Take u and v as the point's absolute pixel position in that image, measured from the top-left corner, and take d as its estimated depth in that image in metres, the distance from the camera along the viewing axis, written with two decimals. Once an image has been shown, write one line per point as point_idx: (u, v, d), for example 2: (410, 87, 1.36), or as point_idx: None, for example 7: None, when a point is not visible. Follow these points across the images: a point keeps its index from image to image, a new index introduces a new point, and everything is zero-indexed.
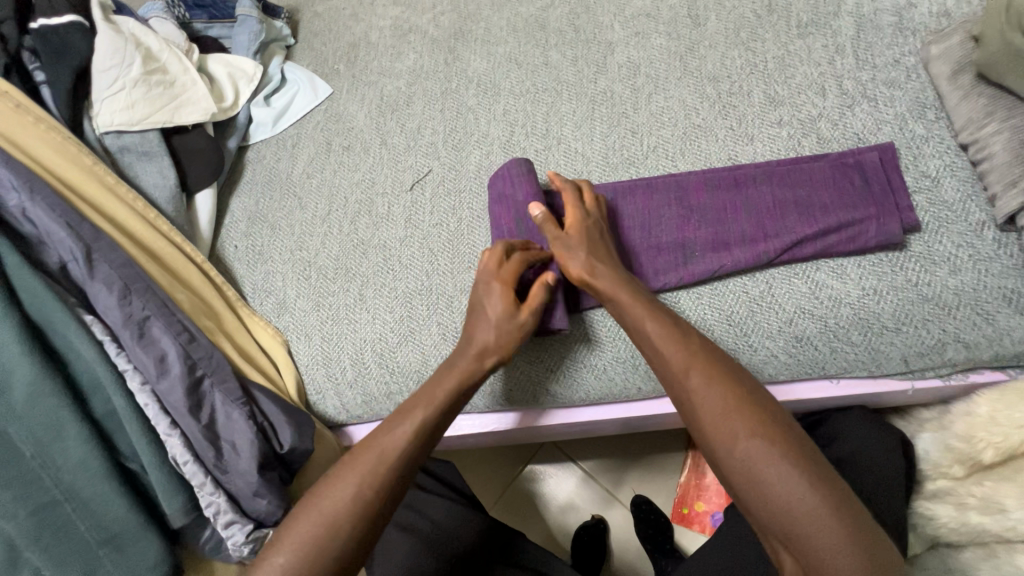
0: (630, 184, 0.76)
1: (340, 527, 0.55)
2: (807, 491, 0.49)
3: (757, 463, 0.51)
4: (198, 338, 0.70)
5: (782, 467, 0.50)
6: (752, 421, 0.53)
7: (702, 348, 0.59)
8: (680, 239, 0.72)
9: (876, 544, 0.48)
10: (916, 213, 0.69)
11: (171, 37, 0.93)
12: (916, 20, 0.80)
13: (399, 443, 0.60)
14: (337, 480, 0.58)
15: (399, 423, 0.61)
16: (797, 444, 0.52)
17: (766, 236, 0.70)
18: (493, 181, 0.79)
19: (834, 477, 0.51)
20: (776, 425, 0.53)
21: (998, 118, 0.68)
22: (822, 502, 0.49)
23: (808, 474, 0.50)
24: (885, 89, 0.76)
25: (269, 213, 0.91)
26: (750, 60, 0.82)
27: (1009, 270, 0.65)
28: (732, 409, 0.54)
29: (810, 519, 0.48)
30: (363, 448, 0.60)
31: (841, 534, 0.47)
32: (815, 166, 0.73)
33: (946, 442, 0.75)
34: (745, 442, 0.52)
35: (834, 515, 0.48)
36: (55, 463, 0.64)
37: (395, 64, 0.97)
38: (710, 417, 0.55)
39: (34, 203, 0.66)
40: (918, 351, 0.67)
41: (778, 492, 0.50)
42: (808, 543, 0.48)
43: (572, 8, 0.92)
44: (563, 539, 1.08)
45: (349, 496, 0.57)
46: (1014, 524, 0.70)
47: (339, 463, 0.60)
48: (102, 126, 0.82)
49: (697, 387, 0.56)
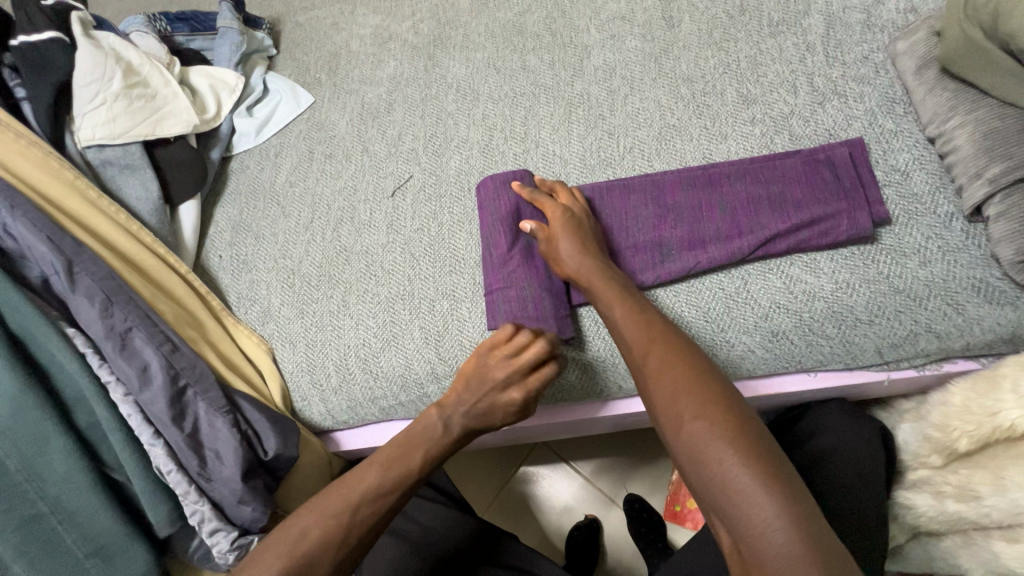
0: (608, 185, 0.77)
1: (317, 562, 0.58)
2: (741, 471, 0.48)
3: (700, 442, 0.51)
4: (180, 348, 0.71)
5: (720, 447, 0.49)
6: (698, 403, 0.53)
7: (668, 335, 0.60)
8: (656, 240, 0.73)
9: (819, 531, 0.45)
10: (886, 206, 0.70)
11: (152, 50, 0.94)
12: (883, 17, 0.81)
13: (357, 505, 0.62)
14: (310, 518, 0.61)
15: (361, 481, 0.63)
16: (742, 425, 0.51)
17: (741, 232, 0.71)
18: (494, 180, 0.79)
19: (782, 463, 0.49)
20: (721, 406, 0.52)
21: (962, 111, 0.69)
22: (757, 482, 0.47)
23: (749, 455, 0.49)
24: (855, 86, 0.78)
25: (252, 222, 0.92)
26: (723, 60, 0.83)
27: (978, 260, 0.67)
28: (680, 391, 0.54)
29: (744, 498, 0.47)
30: (321, 507, 0.62)
31: (777, 514, 0.45)
32: (788, 163, 0.73)
33: (924, 432, 0.76)
34: (689, 421, 0.52)
35: (770, 495, 0.46)
36: (39, 476, 0.64)
37: (375, 72, 0.98)
38: (662, 397, 0.56)
39: (14, 218, 0.67)
40: (891, 342, 0.68)
41: (714, 471, 0.49)
42: (743, 523, 0.46)
43: (549, 13, 0.93)
44: (557, 540, 1.08)
45: (321, 535, 0.59)
46: (989, 511, 0.71)
47: (320, 494, 0.63)
48: (83, 140, 0.83)
49: (654, 370, 0.58)
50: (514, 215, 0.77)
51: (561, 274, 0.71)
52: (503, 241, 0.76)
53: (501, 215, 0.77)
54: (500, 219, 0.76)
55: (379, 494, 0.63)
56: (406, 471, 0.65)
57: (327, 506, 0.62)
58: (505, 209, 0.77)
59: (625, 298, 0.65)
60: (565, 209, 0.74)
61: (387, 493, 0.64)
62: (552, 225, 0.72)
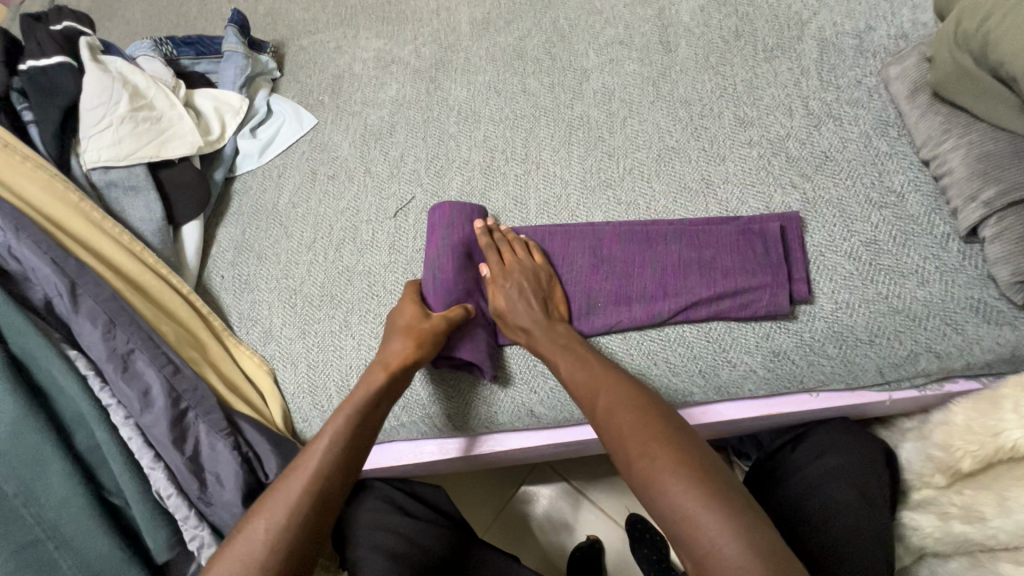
0: (548, 231, 0.79)
1: (285, 525, 0.57)
2: (686, 495, 0.52)
3: (649, 475, 0.55)
4: (182, 369, 0.71)
5: (667, 476, 0.54)
6: (643, 439, 0.58)
7: (610, 377, 0.65)
8: (587, 294, 0.74)
9: (765, 543, 0.48)
10: (809, 285, 0.70)
11: (158, 74, 0.95)
12: (876, 43, 0.83)
13: (265, 535, 0.56)
14: (276, 489, 0.60)
15: (256, 520, 0.57)
16: (687, 453, 0.56)
17: (666, 293, 0.72)
18: (453, 208, 0.78)
19: (726, 484, 0.53)
20: (664, 438, 0.57)
21: (955, 135, 0.71)
22: (701, 504, 0.51)
23: (691, 478, 0.53)
24: (850, 109, 0.79)
25: (254, 242, 0.92)
26: (720, 83, 0.84)
27: (975, 280, 0.68)
28: (627, 431, 0.59)
29: (694, 521, 0.51)
30: (227, 555, 0.56)
31: (724, 532, 0.49)
32: (724, 230, 0.74)
33: (927, 451, 0.76)
34: (637, 458, 0.57)
35: (715, 514, 0.50)
36: (37, 501, 0.64)
37: (378, 94, 0.99)
38: (613, 436, 0.60)
39: (19, 240, 0.68)
40: (892, 362, 0.69)
41: (665, 500, 0.53)
42: (696, 544, 0.50)
43: (549, 37, 0.95)
44: (559, 560, 1.07)
45: (285, 501, 0.59)
46: (995, 533, 0.68)
47: (281, 475, 0.62)
48: (89, 162, 0.84)
49: (602, 411, 0.62)
50: (463, 248, 0.77)
51: (506, 329, 0.74)
52: (453, 272, 0.75)
53: (452, 243, 0.76)
54: (451, 247, 0.76)
55: (283, 522, 0.57)
56: (305, 483, 0.60)
57: (233, 557, 0.55)
58: (456, 239, 0.77)
59: (568, 350, 0.68)
60: (503, 259, 0.76)
61: (330, 471, 0.62)
62: (493, 275, 0.75)
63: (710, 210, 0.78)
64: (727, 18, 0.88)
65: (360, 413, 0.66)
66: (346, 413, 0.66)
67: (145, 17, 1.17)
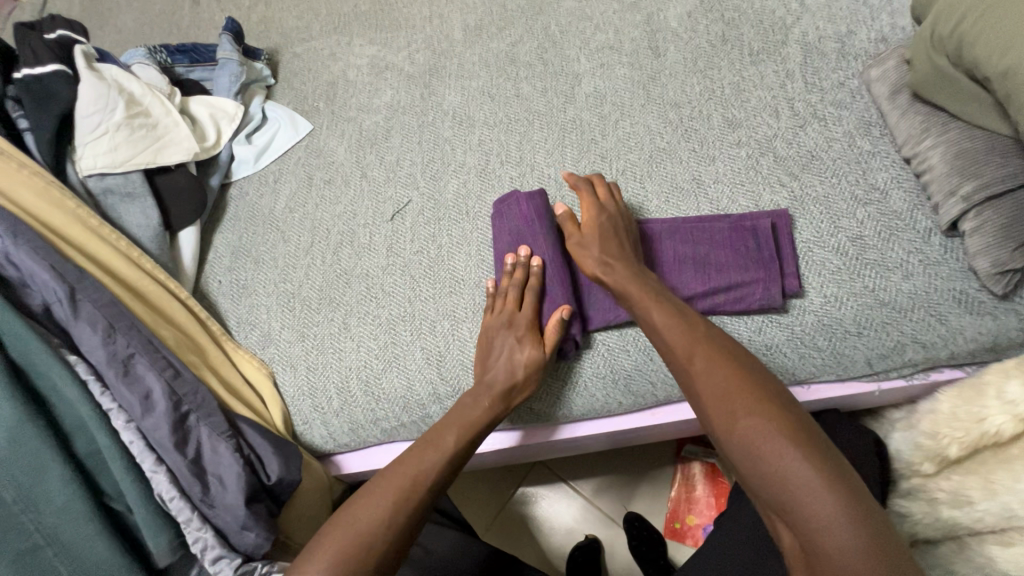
0: None
1: (397, 514, 0.61)
2: (802, 466, 0.51)
3: (757, 440, 0.53)
4: (182, 373, 0.72)
5: (781, 444, 0.52)
6: (750, 402, 0.56)
7: (707, 336, 0.63)
8: (593, 289, 0.77)
9: (877, 525, 0.48)
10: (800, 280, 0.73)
11: (153, 81, 0.96)
12: (856, 47, 0.86)
13: (381, 523, 0.59)
14: (379, 488, 0.62)
15: (379, 502, 0.61)
16: (797, 424, 0.54)
17: None
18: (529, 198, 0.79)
19: (837, 461, 0.52)
20: (773, 405, 0.55)
21: (934, 133, 0.74)
22: (818, 478, 0.50)
23: (807, 449, 0.52)
24: (834, 110, 0.82)
25: (251, 247, 0.93)
26: (708, 86, 0.87)
27: (957, 272, 0.71)
28: (732, 392, 0.57)
29: (806, 492, 0.50)
30: (336, 540, 0.58)
31: (840, 510, 0.48)
32: (715, 227, 0.76)
33: (915, 440, 0.78)
34: (742, 419, 0.55)
35: (831, 491, 0.49)
36: (37, 508, 0.64)
37: (373, 100, 1.01)
38: (712, 397, 0.58)
39: (18, 247, 0.68)
40: (879, 353, 0.71)
41: (776, 468, 0.52)
42: (804, 516, 0.49)
43: (541, 43, 0.97)
44: (557, 560, 1.08)
45: (391, 493, 0.62)
46: (981, 515, 0.73)
47: (376, 478, 0.64)
48: (84, 169, 0.84)
49: (700, 369, 0.60)
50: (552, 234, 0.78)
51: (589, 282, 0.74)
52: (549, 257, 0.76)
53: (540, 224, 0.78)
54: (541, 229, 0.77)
55: (396, 517, 0.60)
56: (415, 482, 0.63)
57: (340, 538, 0.58)
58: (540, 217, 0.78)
59: (660, 301, 0.67)
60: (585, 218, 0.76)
61: (440, 468, 0.65)
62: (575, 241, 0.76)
63: (701, 209, 0.80)
64: (713, 24, 0.91)
65: (480, 424, 0.69)
66: (460, 432, 0.68)
67: (138, 26, 1.17)
